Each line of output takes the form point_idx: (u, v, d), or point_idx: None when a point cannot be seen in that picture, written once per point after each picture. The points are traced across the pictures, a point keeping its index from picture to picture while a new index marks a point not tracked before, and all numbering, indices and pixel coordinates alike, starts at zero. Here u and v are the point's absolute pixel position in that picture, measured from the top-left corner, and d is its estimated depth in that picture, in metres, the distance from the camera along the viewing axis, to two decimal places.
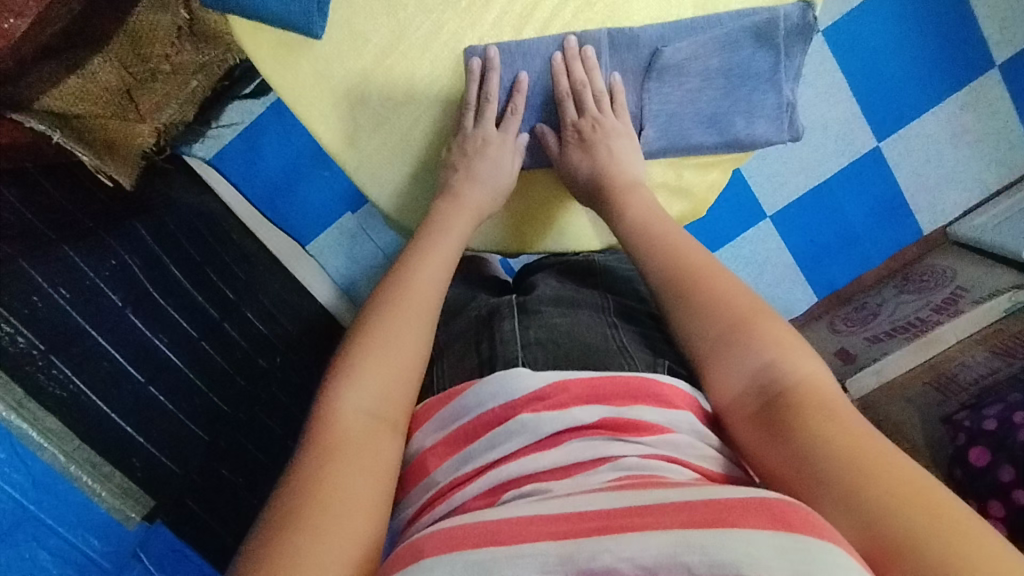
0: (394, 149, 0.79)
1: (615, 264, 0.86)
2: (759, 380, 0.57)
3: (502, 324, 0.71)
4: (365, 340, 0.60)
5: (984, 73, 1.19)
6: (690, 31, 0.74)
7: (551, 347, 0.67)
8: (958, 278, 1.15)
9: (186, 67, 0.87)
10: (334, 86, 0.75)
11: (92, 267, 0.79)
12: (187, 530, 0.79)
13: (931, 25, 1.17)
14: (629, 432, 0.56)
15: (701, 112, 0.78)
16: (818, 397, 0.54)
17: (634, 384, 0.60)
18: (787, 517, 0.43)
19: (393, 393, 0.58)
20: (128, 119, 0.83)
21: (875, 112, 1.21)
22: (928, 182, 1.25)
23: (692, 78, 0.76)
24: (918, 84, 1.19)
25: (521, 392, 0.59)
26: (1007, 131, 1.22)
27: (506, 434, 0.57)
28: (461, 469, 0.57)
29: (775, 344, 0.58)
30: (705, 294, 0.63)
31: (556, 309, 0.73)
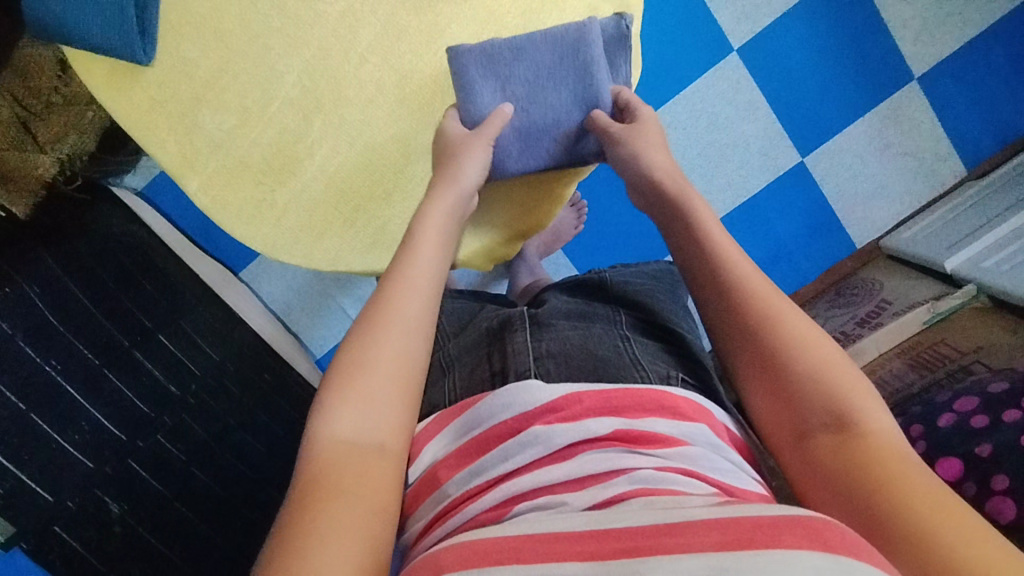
0: (233, 169, 0.78)
1: (627, 279, 0.85)
2: (837, 419, 0.52)
3: (513, 337, 0.70)
4: (345, 372, 0.56)
5: (903, 85, 1.20)
6: (530, 46, 0.74)
7: (563, 360, 0.66)
8: (885, 291, 1.15)
9: (79, 98, 0.89)
10: (168, 110, 0.76)
11: None
12: (52, 560, 0.82)
13: (845, 41, 1.18)
14: (643, 445, 0.55)
15: (557, 128, 0.78)
16: (891, 443, 0.50)
17: (652, 395, 0.59)
18: (824, 537, 0.40)
19: (383, 413, 0.55)
20: (27, 151, 0.86)
21: (797, 127, 1.21)
22: (856, 195, 1.24)
23: (541, 96, 0.76)
24: (837, 99, 1.20)
25: (536, 404, 0.58)
26: (932, 142, 1.22)
27: (519, 445, 0.56)
28: (471, 482, 0.55)
29: (851, 385, 0.53)
30: (787, 327, 0.57)
31: (568, 322, 0.73)
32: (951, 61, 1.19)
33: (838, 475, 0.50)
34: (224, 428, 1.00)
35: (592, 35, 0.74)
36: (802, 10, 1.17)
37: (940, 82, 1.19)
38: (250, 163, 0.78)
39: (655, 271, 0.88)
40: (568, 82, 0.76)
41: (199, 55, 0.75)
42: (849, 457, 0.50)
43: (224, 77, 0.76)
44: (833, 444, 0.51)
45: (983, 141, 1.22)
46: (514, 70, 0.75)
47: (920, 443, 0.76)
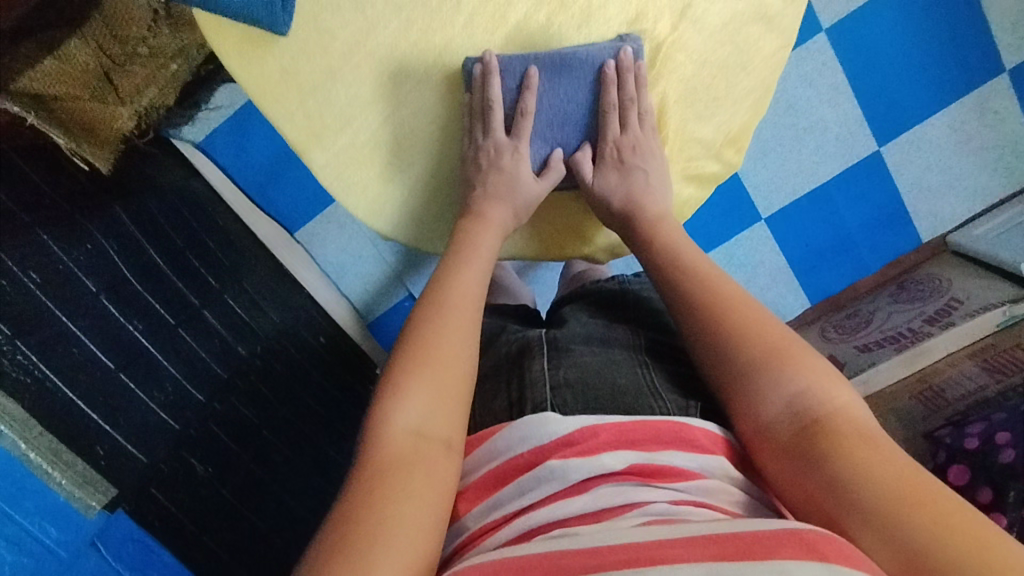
0: (366, 148, 0.75)
1: (651, 293, 0.77)
2: (793, 408, 0.53)
3: (531, 364, 0.65)
4: (410, 360, 0.56)
5: (992, 77, 1.15)
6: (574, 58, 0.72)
7: (580, 388, 0.60)
8: (953, 289, 1.12)
9: (164, 50, 0.86)
10: (299, 81, 0.73)
11: (67, 252, 0.79)
12: (150, 519, 0.78)
13: (938, 28, 1.13)
14: (659, 479, 0.50)
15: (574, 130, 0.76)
16: (846, 418, 0.51)
17: (667, 428, 0.54)
18: (821, 548, 0.39)
19: (445, 409, 0.54)
20: (107, 102, 0.83)
21: (876, 114, 1.18)
22: (927, 190, 1.22)
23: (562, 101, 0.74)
24: (925, 88, 1.16)
25: (550, 438, 0.53)
26: (1011, 139, 1.19)
27: (535, 480, 0.51)
28: (489, 516, 0.52)
29: (796, 365, 0.55)
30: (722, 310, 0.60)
31: (587, 346, 0.66)
32: None
33: (791, 447, 0.52)
34: (287, 391, 1.00)
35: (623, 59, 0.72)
36: None
37: None
38: (375, 140, 0.75)
39: None
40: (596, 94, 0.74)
41: (337, 25, 0.71)
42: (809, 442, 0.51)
43: (349, 48, 0.72)
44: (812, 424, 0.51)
45: None
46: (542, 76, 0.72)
47: (1008, 451, 0.77)
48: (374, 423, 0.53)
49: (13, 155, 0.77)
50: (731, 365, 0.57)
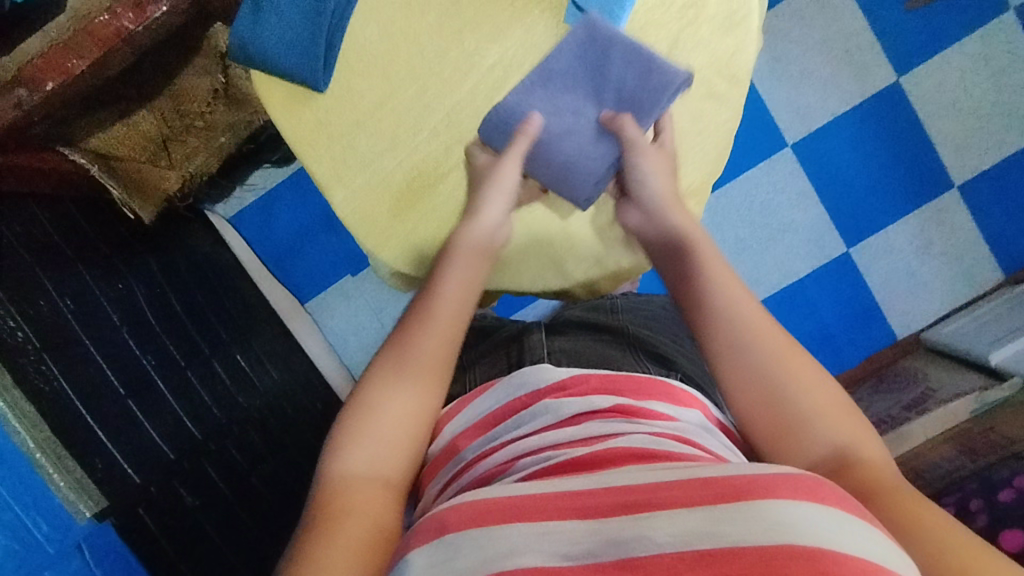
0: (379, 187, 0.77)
1: (641, 306, 0.85)
2: (835, 450, 0.56)
3: (530, 337, 0.76)
4: (363, 404, 0.60)
5: (943, 191, 1.29)
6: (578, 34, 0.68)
7: (572, 355, 0.73)
8: (929, 379, 1.16)
9: (217, 125, 0.97)
10: (330, 131, 0.77)
11: (100, 286, 0.87)
12: (137, 542, 0.79)
13: (893, 147, 1.28)
14: (640, 416, 0.58)
15: (637, 99, 0.68)
16: (877, 466, 0.54)
17: (646, 382, 0.63)
18: (816, 491, 0.42)
19: (394, 437, 0.59)
20: (158, 165, 0.94)
21: (842, 220, 1.30)
22: (896, 290, 1.31)
23: (599, 78, 0.69)
24: (884, 198, 1.29)
25: (545, 382, 0.62)
26: (968, 246, 1.30)
27: (530, 415, 0.59)
28: (488, 445, 0.59)
29: (834, 408, 0.58)
30: (760, 341, 0.60)
31: (580, 330, 0.78)
32: (989, 176, 1.28)
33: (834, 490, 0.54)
34: (280, 444, 1.03)
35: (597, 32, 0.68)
36: (855, 116, 1.27)
37: (978, 195, 1.28)
38: (393, 183, 0.77)
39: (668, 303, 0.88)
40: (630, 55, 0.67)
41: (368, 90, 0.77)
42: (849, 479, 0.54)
43: (375, 106, 0.77)
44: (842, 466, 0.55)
45: (1019, 247, 1.29)
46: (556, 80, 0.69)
47: None
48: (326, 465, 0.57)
49: (69, 204, 0.88)
50: (782, 411, 0.58)
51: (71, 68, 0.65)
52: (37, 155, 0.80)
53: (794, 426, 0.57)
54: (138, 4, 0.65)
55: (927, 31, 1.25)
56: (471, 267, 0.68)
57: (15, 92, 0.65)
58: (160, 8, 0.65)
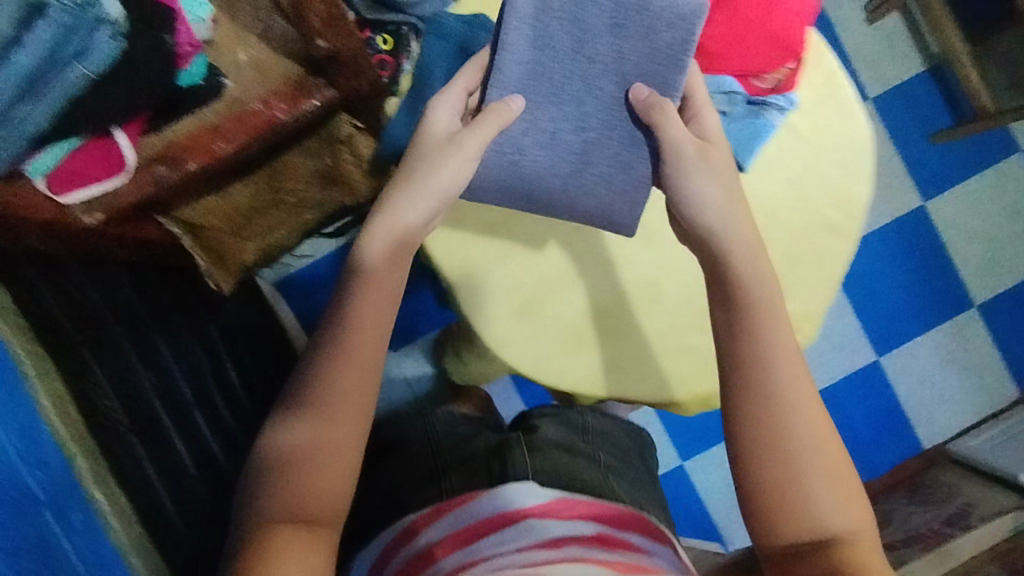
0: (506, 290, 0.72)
1: (605, 428, 0.84)
2: (823, 534, 0.50)
3: (511, 453, 0.71)
4: (290, 445, 0.54)
5: (964, 309, 1.37)
6: (546, 24, 0.61)
7: (551, 473, 0.67)
8: (963, 496, 1.20)
9: (306, 202, 0.96)
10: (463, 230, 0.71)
11: (176, 360, 0.85)
12: None
13: (919, 265, 1.36)
14: (616, 546, 0.55)
15: (631, 52, 0.62)
16: (860, 563, 0.49)
17: (623, 515, 0.61)
18: None
19: (324, 476, 0.53)
20: (240, 238, 0.93)
21: (874, 330, 1.35)
22: (922, 400, 1.36)
23: (613, 50, 0.62)
24: (911, 312, 1.36)
25: (530, 503, 0.59)
26: (987, 363, 1.37)
27: (513, 533, 0.56)
28: (465, 560, 0.55)
29: (840, 492, 0.51)
30: (796, 401, 0.53)
31: (561, 451, 0.73)
32: (1004, 298, 1.37)
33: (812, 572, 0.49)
34: None
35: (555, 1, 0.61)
36: (886, 233, 1.36)
37: (995, 316, 1.37)
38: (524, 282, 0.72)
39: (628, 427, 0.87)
40: (633, 14, 0.61)
41: None
42: (814, 574, 0.49)
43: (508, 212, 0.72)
44: (803, 558, 0.50)
45: None
46: (558, 79, 0.63)
47: None
48: (246, 510, 0.53)
49: (152, 274, 0.88)
50: (788, 453, 0.52)
51: (216, 151, 0.65)
52: (133, 224, 0.74)
53: (795, 476, 0.51)
54: (293, 97, 0.66)
55: (949, 164, 1.36)
56: (382, 291, 0.58)
57: (155, 167, 0.65)
58: (314, 102, 0.66)
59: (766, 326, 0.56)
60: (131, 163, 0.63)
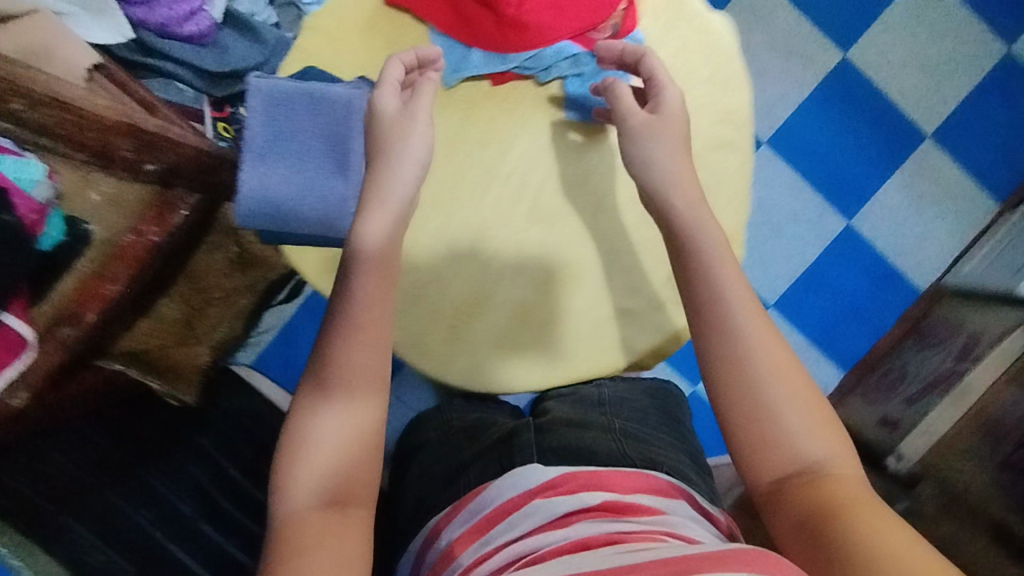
0: (429, 322, 0.66)
1: (627, 396, 0.72)
2: (801, 464, 0.52)
3: (519, 441, 0.64)
4: (308, 440, 0.53)
5: (919, 144, 1.31)
6: (271, 118, 0.59)
7: (561, 453, 0.61)
8: (968, 324, 1.18)
9: (236, 290, 0.99)
10: None
11: (171, 489, 0.82)
12: None
13: (860, 117, 1.31)
14: (627, 513, 0.52)
15: (333, 127, 0.60)
16: (851, 483, 0.51)
17: (636, 476, 0.58)
18: (762, 561, 0.42)
19: (355, 478, 0.53)
20: (188, 345, 0.95)
21: (837, 198, 1.32)
22: (906, 246, 1.33)
23: (300, 140, 0.60)
24: (868, 165, 1.32)
25: (533, 485, 0.56)
26: (960, 186, 1.32)
27: (520, 516, 0.54)
28: (482, 551, 0.53)
29: (806, 413, 0.54)
30: (749, 339, 0.56)
31: (575, 429, 0.65)
32: (956, 117, 1.31)
33: (820, 520, 0.48)
34: None
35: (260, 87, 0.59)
36: (816, 98, 1.30)
37: (953, 137, 1.31)
38: (445, 309, 0.66)
39: (650, 391, 0.74)
40: (306, 100, 0.59)
41: None
42: (805, 508, 0.50)
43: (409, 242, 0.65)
44: (797, 488, 0.51)
45: (1006, 176, 1.32)
46: (277, 174, 0.59)
47: None
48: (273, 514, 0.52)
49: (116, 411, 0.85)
50: (760, 394, 0.54)
51: (109, 292, 0.65)
52: (73, 376, 0.76)
53: (766, 413, 0.54)
54: (160, 216, 0.66)
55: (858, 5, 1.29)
56: (389, 273, 0.57)
57: (57, 331, 0.62)
58: (183, 212, 0.66)
59: (708, 269, 0.58)
60: (30, 336, 0.59)
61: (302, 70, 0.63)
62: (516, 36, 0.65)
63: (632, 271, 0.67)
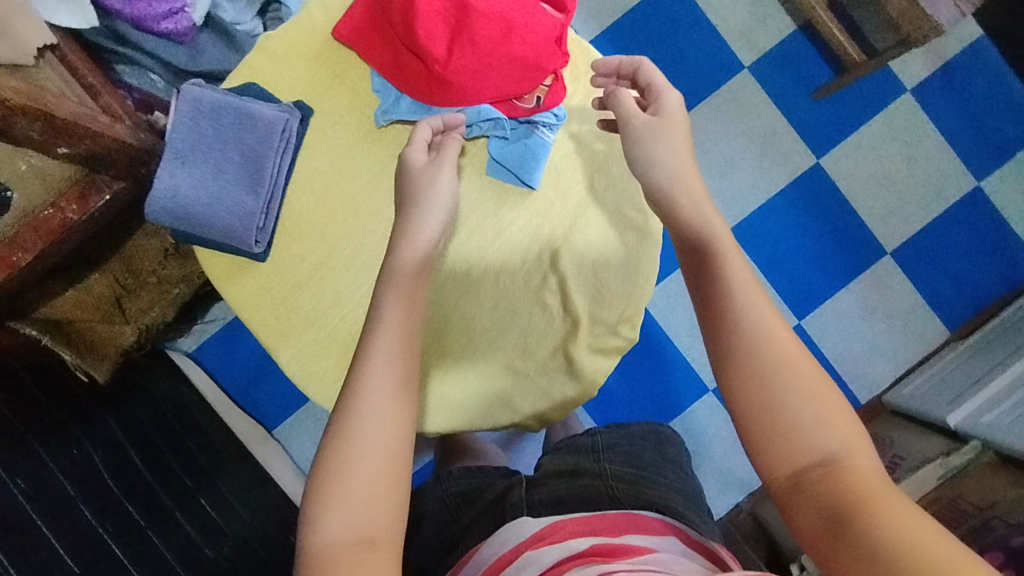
0: (324, 345, 0.68)
1: (619, 439, 0.75)
2: (821, 456, 0.46)
3: (511, 498, 0.67)
4: (328, 451, 0.49)
5: (878, 259, 1.34)
6: (197, 123, 0.64)
7: (552, 506, 0.63)
8: (894, 445, 1.19)
9: (171, 278, 1.00)
10: (274, 295, 0.68)
11: (54, 459, 0.86)
12: None
13: (823, 223, 1.33)
14: (617, 556, 0.50)
15: (252, 144, 0.65)
16: (870, 476, 0.44)
17: (620, 518, 0.58)
18: None
19: (381, 500, 0.48)
20: (114, 323, 0.96)
21: (791, 297, 1.34)
22: (853, 356, 1.34)
23: (220, 148, 0.65)
24: (825, 270, 1.33)
25: (526, 536, 0.56)
26: (912, 307, 1.34)
27: (514, 569, 0.53)
28: None
29: (823, 410, 0.48)
30: (755, 337, 0.51)
31: (562, 480, 0.68)
32: (917, 241, 1.34)
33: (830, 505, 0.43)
34: None
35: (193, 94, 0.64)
36: (785, 197, 1.33)
37: (912, 259, 1.34)
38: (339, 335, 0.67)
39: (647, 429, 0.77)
40: (231, 115, 0.64)
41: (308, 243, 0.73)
42: (838, 498, 0.43)
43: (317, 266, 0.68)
44: (815, 483, 0.45)
45: (958, 305, 1.34)
46: (190, 177, 0.64)
47: None
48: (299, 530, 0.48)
49: (26, 377, 0.88)
50: (762, 391, 0.49)
51: (17, 260, 0.65)
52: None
53: (784, 426, 0.48)
54: (81, 196, 0.67)
55: (839, 117, 1.33)
56: (414, 298, 0.57)
57: None
58: (104, 197, 0.68)
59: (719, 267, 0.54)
60: None
61: (246, 86, 0.66)
62: (440, 89, 0.65)
63: (525, 334, 0.69)
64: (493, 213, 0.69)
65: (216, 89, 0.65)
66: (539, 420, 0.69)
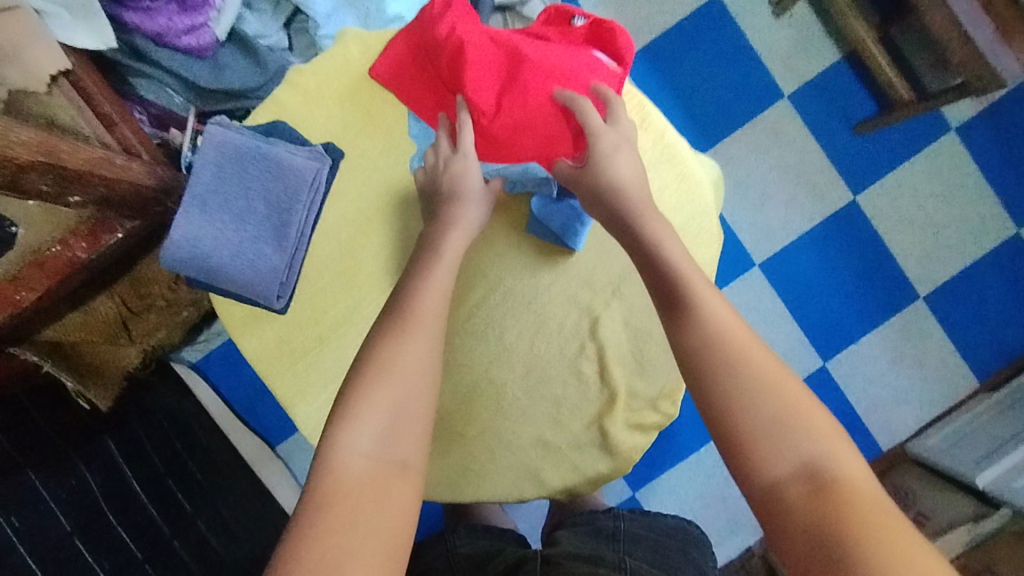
0: None
1: (643, 530, 0.72)
2: (804, 469, 0.44)
3: (523, 572, 0.63)
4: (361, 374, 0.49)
5: (910, 303, 1.28)
6: (222, 166, 0.59)
7: None
8: (918, 502, 1.15)
9: (180, 302, 0.97)
10: (293, 348, 0.64)
11: (51, 488, 0.81)
12: None
13: (857, 262, 1.28)
14: None
15: (279, 194, 0.61)
16: (865, 489, 0.42)
17: None
18: None
19: (405, 432, 0.48)
20: (118, 344, 0.93)
21: (819, 338, 1.29)
22: (878, 401, 1.29)
23: (245, 193, 0.60)
24: (855, 312, 1.28)
25: None
26: (943, 354, 1.29)
27: None
28: None
29: (812, 430, 0.45)
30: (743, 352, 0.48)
31: (577, 560, 0.64)
32: (953, 286, 1.28)
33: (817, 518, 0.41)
34: None
35: (218, 134, 0.59)
36: (819, 234, 1.27)
37: (946, 305, 1.28)
38: None
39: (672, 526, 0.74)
40: (258, 161, 0.60)
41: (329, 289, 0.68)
42: (823, 517, 0.41)
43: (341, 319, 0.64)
44: (807, 497, 0.42)
45: (990, 355, 1.29)
46: (211, 225, 0.59)
47: None
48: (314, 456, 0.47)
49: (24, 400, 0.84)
50: (746, 400, 0.47)
51: (21, 298, 0.61)
52: None
53: (766, 427, 0.45)
54: (93, 233, 0.64)
55: (881, 153, 1.27)
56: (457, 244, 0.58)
57: None
58: (118, 235, 0.65)
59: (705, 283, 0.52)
60: None
61: (273, 124, 0.63)
62: (487, 145, 0.62)
63: (557, 402, 0.64)
64: (532, 276, 0.65)
65: (245, 130, 0.60)
66: (566, 492, 0.65)
